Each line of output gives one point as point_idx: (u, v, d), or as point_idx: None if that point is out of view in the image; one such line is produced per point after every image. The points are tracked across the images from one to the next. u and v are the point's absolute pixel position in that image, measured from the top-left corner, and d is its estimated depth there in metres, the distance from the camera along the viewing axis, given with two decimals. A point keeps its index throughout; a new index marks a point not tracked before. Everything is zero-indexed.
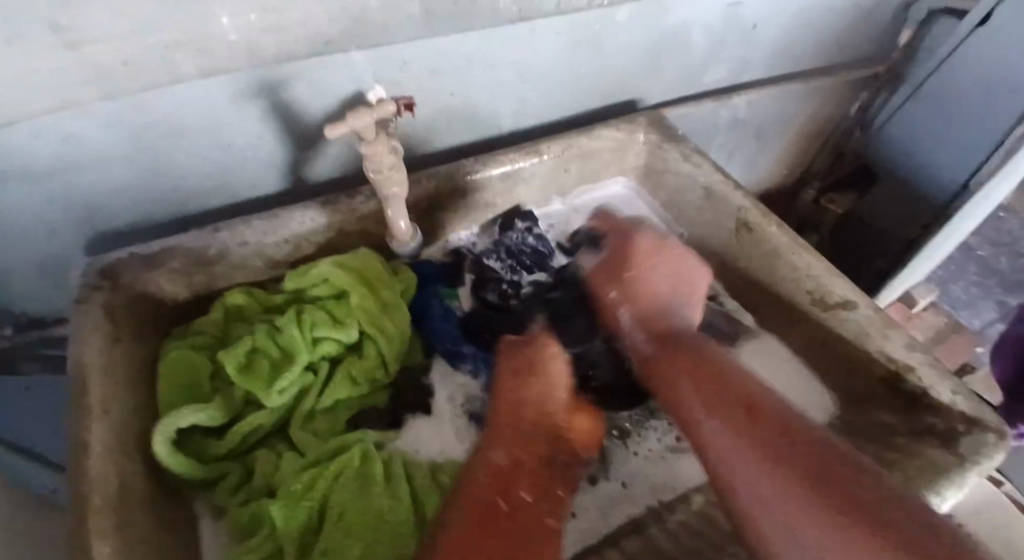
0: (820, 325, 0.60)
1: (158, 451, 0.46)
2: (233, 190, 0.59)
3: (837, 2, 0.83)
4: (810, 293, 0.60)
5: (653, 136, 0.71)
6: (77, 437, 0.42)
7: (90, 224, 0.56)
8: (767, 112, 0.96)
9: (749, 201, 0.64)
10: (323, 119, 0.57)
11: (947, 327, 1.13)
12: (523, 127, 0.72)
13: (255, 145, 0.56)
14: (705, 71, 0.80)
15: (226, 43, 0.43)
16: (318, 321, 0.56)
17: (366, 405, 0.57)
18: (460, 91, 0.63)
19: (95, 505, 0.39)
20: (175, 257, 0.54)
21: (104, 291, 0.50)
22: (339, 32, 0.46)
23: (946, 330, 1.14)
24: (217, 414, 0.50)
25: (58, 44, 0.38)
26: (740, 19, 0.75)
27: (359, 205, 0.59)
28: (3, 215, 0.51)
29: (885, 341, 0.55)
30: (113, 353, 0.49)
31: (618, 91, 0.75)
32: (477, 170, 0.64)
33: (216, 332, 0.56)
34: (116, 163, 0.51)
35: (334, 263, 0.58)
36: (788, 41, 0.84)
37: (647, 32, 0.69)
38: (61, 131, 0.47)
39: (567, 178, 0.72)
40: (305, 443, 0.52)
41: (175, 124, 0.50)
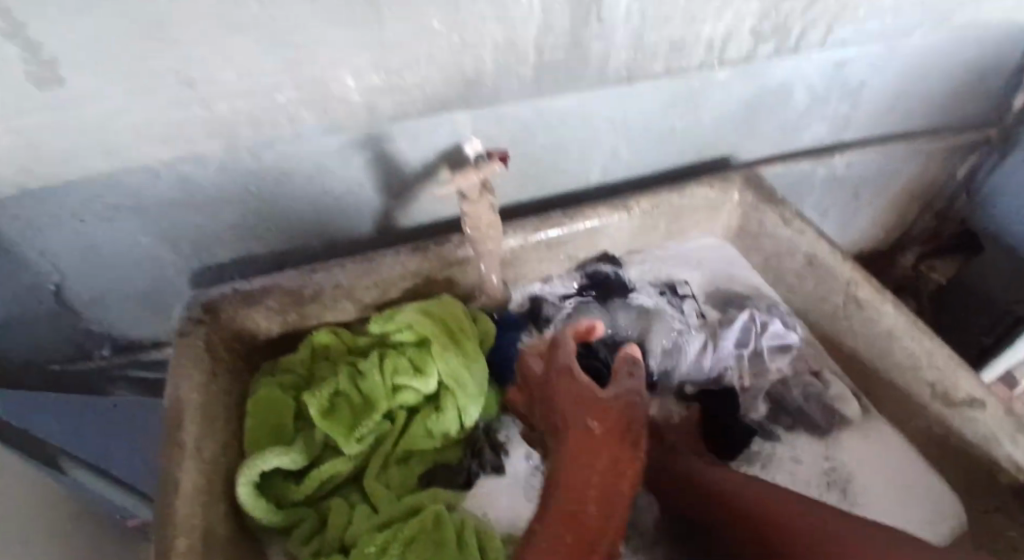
0: (939, 419, 0.54)
1: (241, 493, 0.46)
2: (330, 231, 0.61)
3: (954, 64, 0.78)
4: (931, 386, 0.54)
5: (750, 196, 0.68)
6: (168, 476, 0.43)
7: (195, 257, 0.58)
8: (867, 172, 0.91)
9: (857, 273, 0.60)
10: (421, 169, 0.57)
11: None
12: (612, 180, 0.71)
13: (354, 191, 0.57)
14: (804, 129, 0.77)
15: (346, 102, 0.44)
16: (400, 368, 0.55)
17: (441, 459, 0.55)
18: (554, 145, 0.62)
19: (180, 549, 0.39)
20: (272, 296, 0.55)
21: (204, 326, 0.52)
22: (453, 92, 0.46)
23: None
24: (298, 458, 0.50)
25: (191, 98, 0.40)
26: (847, 78, 0.71)
27: (448, 253, 0.59)
28: (121, 246, 0.54)
29: (1019, 445, 0.49)
30: (207, 388, 0.50)
31: (712, 147, 0.73)
32: (566, 223, 0.63)
33: (302, 372, 0.57)
34: (223, 205, 0.54)
35: (418, 309, 0.58)
36: (895, 102, 0.80)
37: (748, 90, 0.67)
38: (179, 174, 0.49)
39: (655, 234, 0.70)
40: (379, 496, 0.50)
41: (283, 171, 0.52)
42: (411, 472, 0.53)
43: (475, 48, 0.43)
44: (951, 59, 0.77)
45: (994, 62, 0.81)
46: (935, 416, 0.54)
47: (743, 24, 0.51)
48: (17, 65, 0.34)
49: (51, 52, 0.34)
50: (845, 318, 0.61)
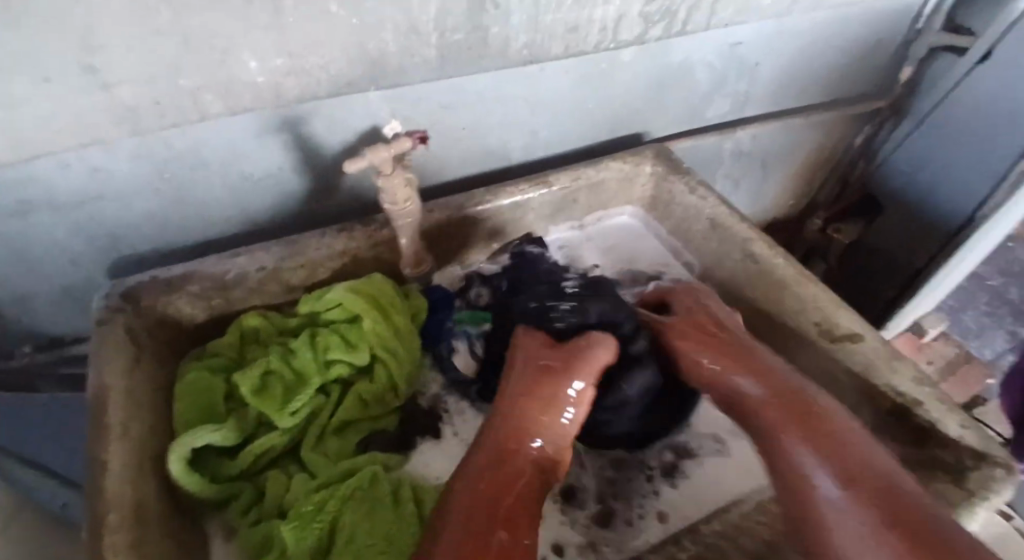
0: (823, 355, 0.60)
1: (173, 470, 0.47)
2: (255, 218, 0.62)
3: (837, 41, 0.86)
4: (816, 324, 0.60)
5: (659, 168, 0.73)
6: (95, 455, 0.44)
7: (114, 250, 0.59)
8: (771, 144, 0.98)
9: (754, 232, 0.66)
10: (341, 153, 0.59)
11: (956, 358, 1.13)
12: (533, 158, 0.74)
13: (277, 176, 0.59)
14: (710, 106, 0.83)
15: (253, 85, 0.44)
16: (331, 345, 0.57)
17: (376, 427, 0.58)
18: (472, 126, 0.65)
19: (110, 521, 0.41)
20: (197, 281, 0.56)
21: (128, 313, 0.53)
22: (362, 75, 0.46)
23: (956, 361, 1.14)
24: (231, 435, 0.51)
25: (96, 85, 0.39)
26: (743, 56, 0.77)
27: (373, 232, 0.61)
28: (34, 240, 0.54)
29: (891, 374, 0.56)
30: (133, 373, 0.51)
31: (624, 125, 0.77)
32: (488, 200, 0.67)
33: (232, 355, 0.58)
34: (139, 194, 0.54)
35: (349, 288, 0.59)
36: (788, 78, 0.87)
37: (653, 70, 0.72)
38: (89, 164, 0.50)
39: (575, 208, 0.74)
40: (315, 465, 0.52)
41: (200, 157, 0.53)
42: (348, 441, 0.56)
43: (375, 28, 0.43)
44: (835, 37, 0.85)
45: (874, 39, 0.89)
46: (820, 353, 0.60)
47: (633, 7, 0.52)
48: None
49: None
50: (746, 274, 0.67)
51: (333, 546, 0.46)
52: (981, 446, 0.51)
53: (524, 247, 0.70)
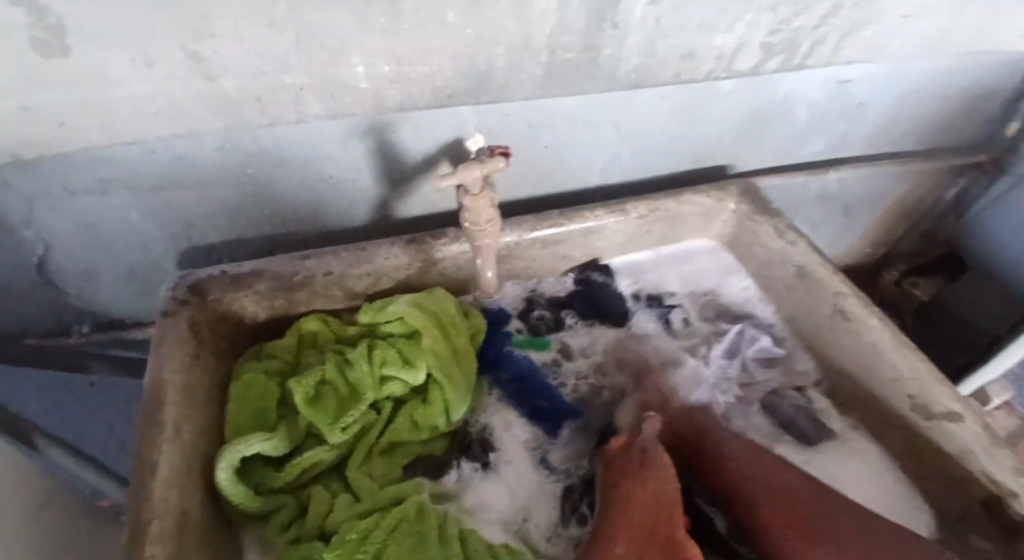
0: (918, 433, 0.55)
1: (220, 476, 0.45)
2: (325, 220, 0.60)
3: (950, 87, 0.79)
4: (910, 397, 0.55)
5: (745, 207, 0.68)
6: (145, 455, 0.42)
7: (184, 239, 0.58)
8: (858, 189, 0.92)
9: (849, 288, 0.60)
10: (420, 162, 0.57)
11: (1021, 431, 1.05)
12: (611, 183, 0.71)
13: (353, 181, 0.57)
14: (803, 144, 0.77)
15: (355, 89, 0.41)
16: (388, 360, 0.55)
17: (424, 451, 0.54)
18: (553, 145, 0.62)
19: (153, 531, 0.39)
20: (263, 280, 0.54)
21: (190, 306, 0.51)
22: (462, 88, 0.43)
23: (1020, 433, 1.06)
24: (281, 445, 0.49)
25: (195, 74, 0.37)
26: (848, 95, 0.71)
27: (442, 247, 0.59)
28: (107, 221, 0.53)
29: (988, 463, 0.50)
30: (190, 369, 0.49)
31: (710, 157, 0.73)
32: (562, 224, 0.63)
33: (288, 358, 0.56)
34: (217, 186, 0.53)
35: (410, 302, 0.57)
36: (892, 121, 0.81)
37: (752, 103, 0.67)
38: (173, 152, 0.48)
39: (649, 240, 0.70)
40: (360, 486, 0.49)
41: (282, 155, 0.52)
42: (395, 464, 0.53)
43: (487, 40, 0.40)
44: (949, 83, 0.78)
45: (989, 88, 0.82)
46: (912, 429, 0.55)
47: (757, 36, 0.47)
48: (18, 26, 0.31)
49: (55, 13, 0.31)
50: (835, 332, 0.61)
51: None
52: None
53: (588, 274, 0.69)
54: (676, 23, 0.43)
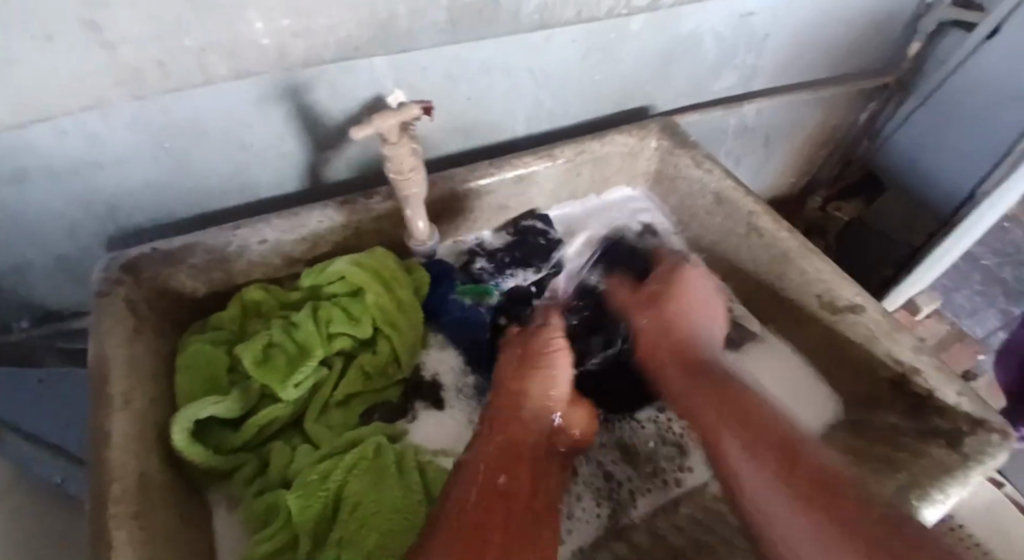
0: (827, 330, 0.61)
1: (176, 439, 0.47)
2: (255, 189, 0.61)
3: (846, 14, 0.84)
4: (818, 295, 0.60)
5: (665, 142, 0.72)
6: (99, 427, 0.44)
7: (113, 221, 0.57)
8: (775, 120, 0.97)
9: (761, 207, 0.65)
10: (342, 122, 0.58)
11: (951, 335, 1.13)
12: (537, 131, 0.73)
13: (278, 146, 0.57)
14: (716, 78, 0.81)
15: (258, 47, 0.41)
16: (334, 318, 0.56)
17: (380, 399, 0.57)
18: (475, 96, 0.64)
19: (114, 493, 0.41)
20: (198, 253, 0.55)
21: (126, 285, 0.52)
22: (367, 39, 0.44)
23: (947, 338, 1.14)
24: (235, 406, 0.51)
25: (94, 45, 0.37)
26: (751, 26, 0.75)
27: (376, 204, 0.60)
28: (28, 210, 0.53)
29: (892, 345, 0.56)
30: (134, 346, 0.50)
31: (629, 99, 0.76)
32: (492, 172, 0.65)
33: (233, 327, 0.57)
34: (137, 162, 0.53)
35: (350, 260, 0.58)
36: (796, 51, 0.85)
37: (661, 40, 0.70)
38: (86, 131, 0.48)
39: (579, 182, 0.73)
40: (318, 436, 0.52)
41: (200, 125, 0.52)
42: (352, 413, 0.55)
43: None
44: (845, 9, 0.83)
45: (883, 12, 0.88)
46: (822, 328, 0.61)
47: None
48: None
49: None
50: (750, 250, 0.66)
51: (338, 516, 0.46)
52: (977, 412, 0.50)
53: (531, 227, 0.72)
54: None
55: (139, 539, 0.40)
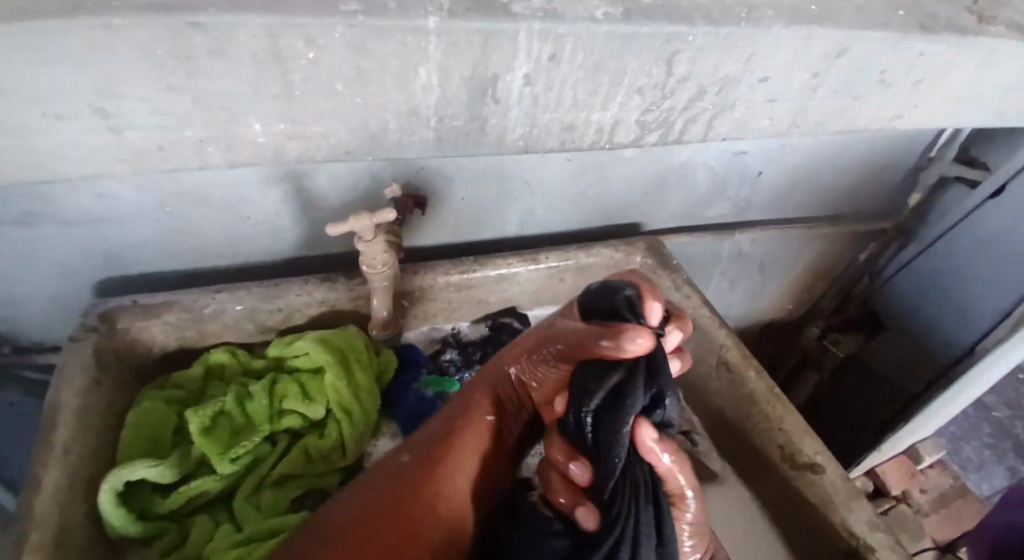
0: (786, 484, 0.58)
1: (102, 500, 0.47)
2: (246, 255, 0.64)
3: (843, 162, 0.87)
4: (780, 447, 0.59)
5: (649, 261, 0.74)
6: (33, 476, 0.45)
7: (106, 269, 0.61)
8: (771, 250, 0.99)
9: (731, 341, 0.65)
10: (337, 207, 0.62)
11: (953, 490, 1.28)
12: (528, 235, 0.76)
13: (273, 220, 0.61)
14: (709, 207, 0.84)
15: (255, 144, 0.45)
16: (289, 394, 0.57)
17: (316, 485, 0.55)
18: (469, 197, 0.68)
19: (30, 546, 0.42)
20: (175, 311, 0.57)
21: (99, 334, 0.54)
22: (358, 146, 0.48)
23: (949, 492, 1.28)
24: (168, 473, 0.50)
25: (104, 127, 0.41)
26: (744, 164, 0.79)
27: (356, 286, 0.62)
28: (30, 251, 0.57)
29: (847, 513, 0.54)
30: (90, 395, 0.52)
31: (622, 214, 0.79)
32: (474, 270, 0.68)
33: (192, 389, 0.58)
34: (139, 220, 0.57)
35: (316, 337, 0.59)
36: (792, 189, 0.88)
37: (655, 168, 0.74)
38: (95, 188, 0.53)
39: (562, 287, 0.74)
40: (244, 517, 0.51)
41: (201, 195, 0.56)
42: (284, 495, 0.53)
43: (376, 107, 0.45)
44: (840, 158, 0.86)
45: (879, 165, 0.91)
46: (783, 480, 0.58)
47: (630, 115, 0.53)
48: None
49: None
50: (718, 383, 0.66)
51: None
52: None
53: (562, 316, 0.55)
54: (552, 100, 0.49)
55: None
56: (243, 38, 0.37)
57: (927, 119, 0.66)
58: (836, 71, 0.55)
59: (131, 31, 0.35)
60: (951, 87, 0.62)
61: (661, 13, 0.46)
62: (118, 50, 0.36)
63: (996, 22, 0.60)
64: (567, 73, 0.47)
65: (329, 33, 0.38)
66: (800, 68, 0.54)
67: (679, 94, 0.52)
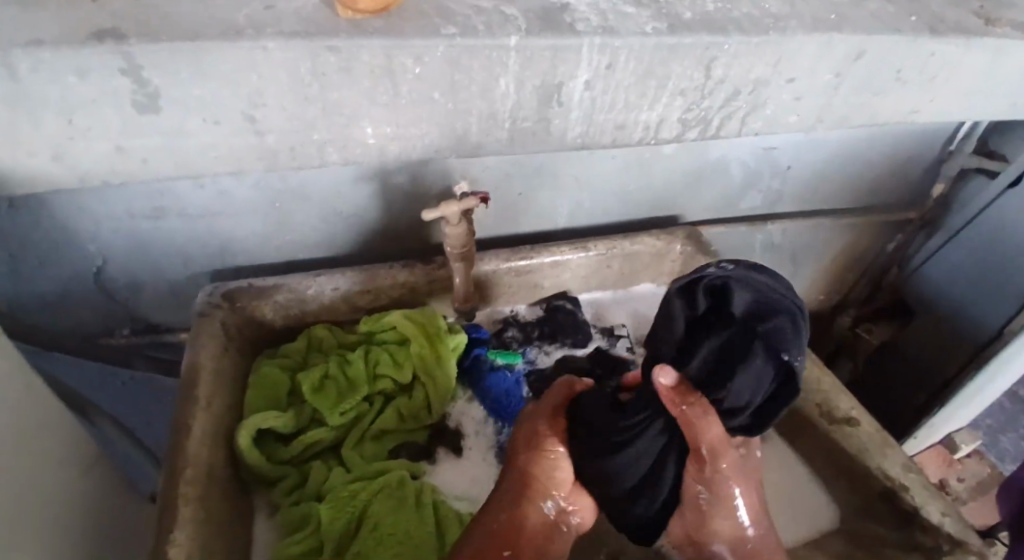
0: (823, 436, 0.65)
1: (240, 441, 0.57)
2: (337, 246, 0.74)
3: (866, 155, 0.94)
4: (817, 405, 0.65)
5: (689, 248, 0.82)
6: (185, 421, 0.55)
7: (221, 258, 0.71)
8: (800, 240, 1.05)
9: None
10: (415, 202, 0.71)
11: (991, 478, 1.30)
12: (577, 226, 0.84)
13: (361, 213, 0.71)
14: (742, 199, 0.92)
15: (365, 144, 0.55)
16: (381, 361, 0.67)
17: (408, 438, 0.66)
18: (526, 192, 0.77)
19: (187, 475, 0.51)
20: (282, 292, 0.67)
21: (223, 310, 0.64)
22: (445, 145, 0.57)
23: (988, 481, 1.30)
24: (289, 423, 0.61)
25: (250, 130, 0.50)
26: (774, 159, 0.87)
27: (432, 270, 0.71)
28: (163, 242, 0.67)
29: (881, 458, 0.61)
30: (220, 359, 0.62)
31: (661, 207, 0.87)
32: (533, 256, 0.76)
33: (298, 357, 0.68)
34: (252, 215, 0.67)
35: (404, 315, 0.68)
36: (818, 182, 0.95)
37: (692, 163, 0.82)
38: (219, 187, 0.63)
39: (609, 272, 0.82)
40: (352, 461, 0.61)
41: (305, 192, 0.66)
42: (382, 447, 0.64)
43: (462, 112, 0.54)
44: (864, 151, 0.93)
45: (902, 156, 0.97)
46: (820, 434, 0.65)
47: (673, 113, 0.61)
48: (126, 93, 0.44)
49: (153, 84, 0.44)
50: None
51: (359, 530, 0.55)
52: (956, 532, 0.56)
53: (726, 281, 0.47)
54: (606, 102, 0.58)
55: (199, 515, 0.49)
56: (367, 58, 0.47)
57: (942, 112, 0.72)
58: (856, 70, 0.63)
59: (282, 53, 0.45)
60: (964, 82, 0.68)
61: (700, 26, 0.54)
62: (267, 67, 0.45)
63: (1006, 23, 0.67)
64: (620, 79, 0.56)
65: (432, 52, 0.48)
66: (822, 68, 0.61)
67: (716, 95, 0.60)
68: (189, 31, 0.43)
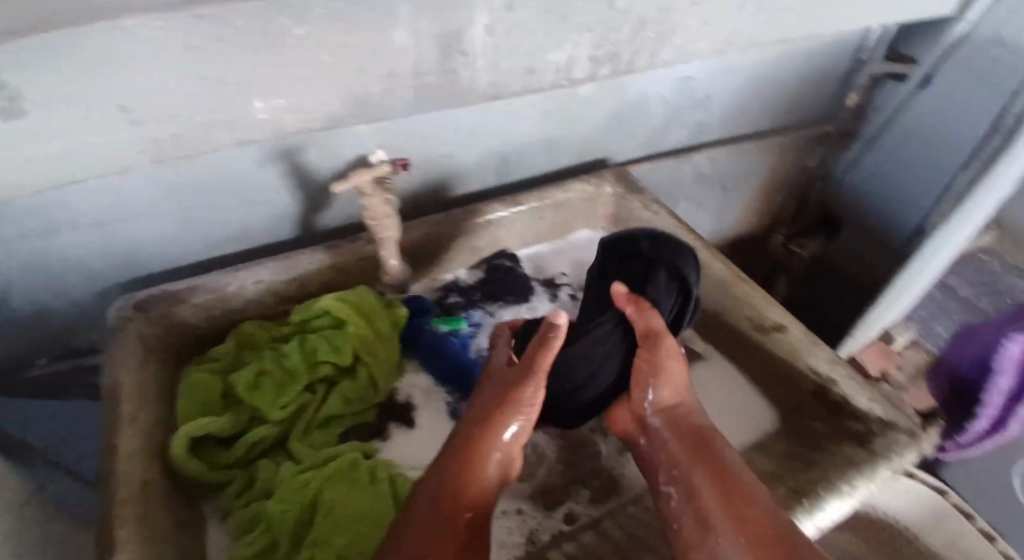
0: (760, 350, 0.68)
1: (174, 453, 0.54)
2: (252, 237, 0.69)
3: (779, 76, 0.95)
4: (749, 318, 0.69)
5: (619, 189, 0.81)
6: (112, 443, 0.51)
7: (126, 268, 0.66)
8: (727, 168, 1.07)
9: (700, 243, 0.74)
10: (330, 178, 0.67)
11: None
12: (506, 182, 0.82)
13: (272, 198, 0.67)
14: (667, 134, 0.92)
15: (258, 122, 0.50)
16: (318, 348, 0.63)
17: (358, 421, 0.64)
18: (449, 154, 0.73)
19: (121, 498, 0.48)
20: (200, 293, 0.63)
21: (137, 322, 0.60)
22: (347, 111, 0.53)
23: None
24: (228, 427, 0.58)
25: (125, 122, 0.45)
26: (692, 90, 0.87)
27: (360, 247, 0.69)
28: (55, 260, 0.61)
29: (811, 360, 0.64)
30: (141, 373, 0.58)
31: (588, 152, 0.86)
32: (464, 218, 0.74)
33: (228, 358, 0.64)
34: (152, 216, 0.62)
35: (334, 298, 0.65)
36: (738, 109, 0.96)
37: (613, 104, 0.81)
38: (107, 189, 0.57)
39: (543, 225, 0.81)
40: (300, 453, 0.58)
41: (205, 182, 0.61)
42: (330, 434, 0.62)
43: (361, 74, 0.51)
44: (777, 72, 0.94)
45: (814, 72, 0.99)
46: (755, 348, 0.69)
47: (585, 52, 0.60)
48: None
49: (14, 85, 0.38)
50: None
51: (314, 519, 0.53)
52: (882, 415, 0.60)
53: (635, 233, 0.64)
54: (514, 47, 0.55)
55: (140, 536, 0.46)
56: (243, 29, 0.43)
57: (845, 24, 0.73)
58: None
59: (143, 30, 0.40)
60: None
61: None
62: (132, 49, 0.41)
63: None
64: (526, 20, 0.53)
65: (317, 10, 0.44)
66: None
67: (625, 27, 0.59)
68: (34, 15, 0.38)
